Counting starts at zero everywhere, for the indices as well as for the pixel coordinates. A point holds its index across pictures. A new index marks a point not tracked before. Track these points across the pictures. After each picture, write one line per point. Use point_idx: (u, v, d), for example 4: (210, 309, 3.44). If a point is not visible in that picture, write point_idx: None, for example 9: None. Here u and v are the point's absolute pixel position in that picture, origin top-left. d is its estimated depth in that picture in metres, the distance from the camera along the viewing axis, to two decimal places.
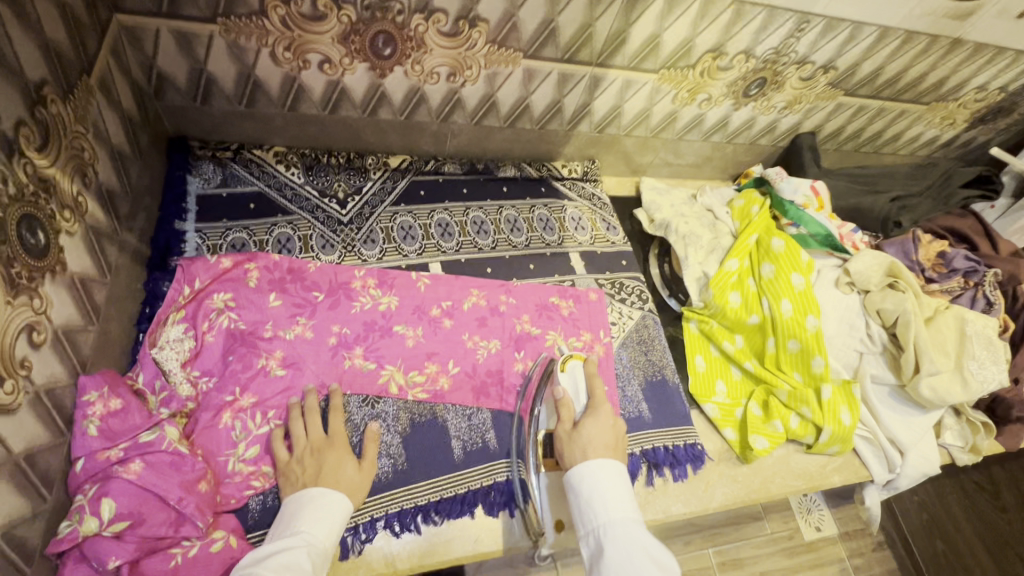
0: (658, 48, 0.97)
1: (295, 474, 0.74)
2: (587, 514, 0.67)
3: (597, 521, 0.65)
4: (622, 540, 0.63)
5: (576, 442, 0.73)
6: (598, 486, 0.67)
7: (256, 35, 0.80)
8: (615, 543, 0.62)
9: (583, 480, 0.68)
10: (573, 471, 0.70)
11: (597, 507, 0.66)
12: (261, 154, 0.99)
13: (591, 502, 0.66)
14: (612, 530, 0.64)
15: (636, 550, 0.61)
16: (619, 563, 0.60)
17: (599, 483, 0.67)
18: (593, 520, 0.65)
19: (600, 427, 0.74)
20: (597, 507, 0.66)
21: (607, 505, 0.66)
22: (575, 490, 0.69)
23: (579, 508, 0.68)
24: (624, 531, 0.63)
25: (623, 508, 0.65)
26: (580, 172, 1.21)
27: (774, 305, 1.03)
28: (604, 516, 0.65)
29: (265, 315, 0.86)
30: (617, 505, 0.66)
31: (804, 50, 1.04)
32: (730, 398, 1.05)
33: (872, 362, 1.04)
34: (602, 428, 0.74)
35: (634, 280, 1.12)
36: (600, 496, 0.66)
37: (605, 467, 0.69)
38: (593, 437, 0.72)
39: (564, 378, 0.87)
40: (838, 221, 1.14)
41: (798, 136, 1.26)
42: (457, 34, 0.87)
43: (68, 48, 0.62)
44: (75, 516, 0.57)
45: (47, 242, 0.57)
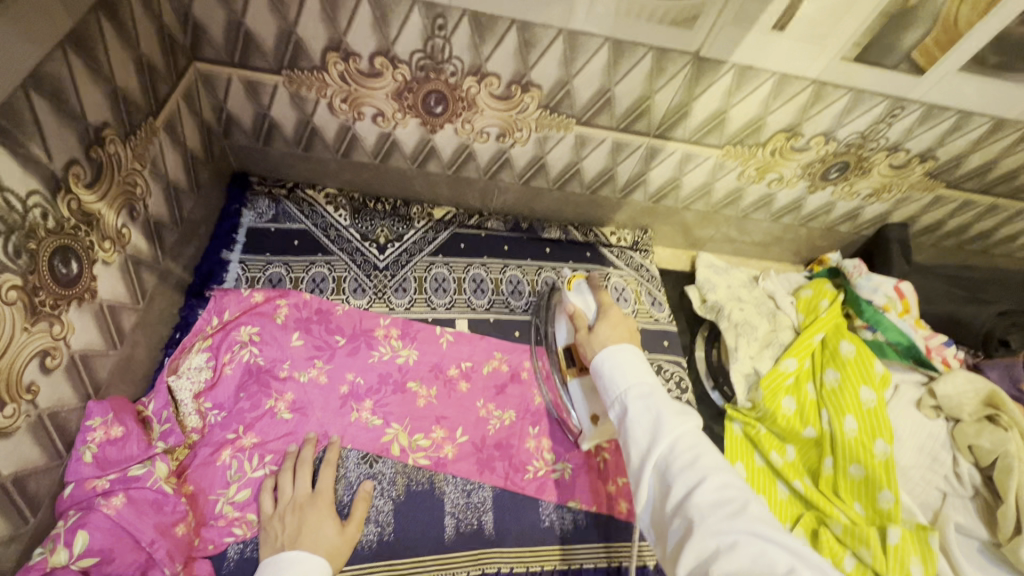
0: (723, 124, 0.90)
1: (275, 531, 0.71)
2: (609, 386, 0.65)
3: (619, 389, 0.63)
4: (644, 398, 0.61)
5: (593, 342, 0.72)
6: (618, 359, 0.65)
7: (316, 87, 0.84)
8: (639, 400, 0.60)
9: (607, 359, 0.66)
10: (598, 357, 0.68)
11: (619, 375, 0.64)
12: (313, 194, 1.02)
13: (613, 374, 0.64)
14: (635, 392, 0.61)
15: (658, 400, 0.60)
16: (644, 413, 0.59)
17: (618, 355, 0.65)
18: (616, 389, 0.63)
19: (613, 325, 0.73)
20: (618, 376, 0.64)
21: (627, 372, 0.64)
22: (599, 368, 0.67)
23: (603, 385, 0.66)
24: (646, 389, 0.61)
25: (643, 372, 0.63)
26: (630, 242, 1.15)
27: (835, 419, 0.90)
28: (624, 382, 0.63)
29: (285, 354, 0.87)
30: (636, 371, 0.63)
31: (897, 137, 0.92)
32: (772, 519, 0.90)
33: (957, 505, 0.86)
34: (615, 325, 0.73)
35: (675, 363, 1.02)
36: (621, 366, 0.64)
37: (624, 347, 0.66)
38: (608, 333, 0.71)
39: (570, 295, 0.84)
40: (926, 330, 0.98)
41: (886, 227, 1.12)
42: (508, 97, 0.85)
43: (139, 94, 0.68)
44: (49, 544, 0.57)
45: (79, 272, 0.61)
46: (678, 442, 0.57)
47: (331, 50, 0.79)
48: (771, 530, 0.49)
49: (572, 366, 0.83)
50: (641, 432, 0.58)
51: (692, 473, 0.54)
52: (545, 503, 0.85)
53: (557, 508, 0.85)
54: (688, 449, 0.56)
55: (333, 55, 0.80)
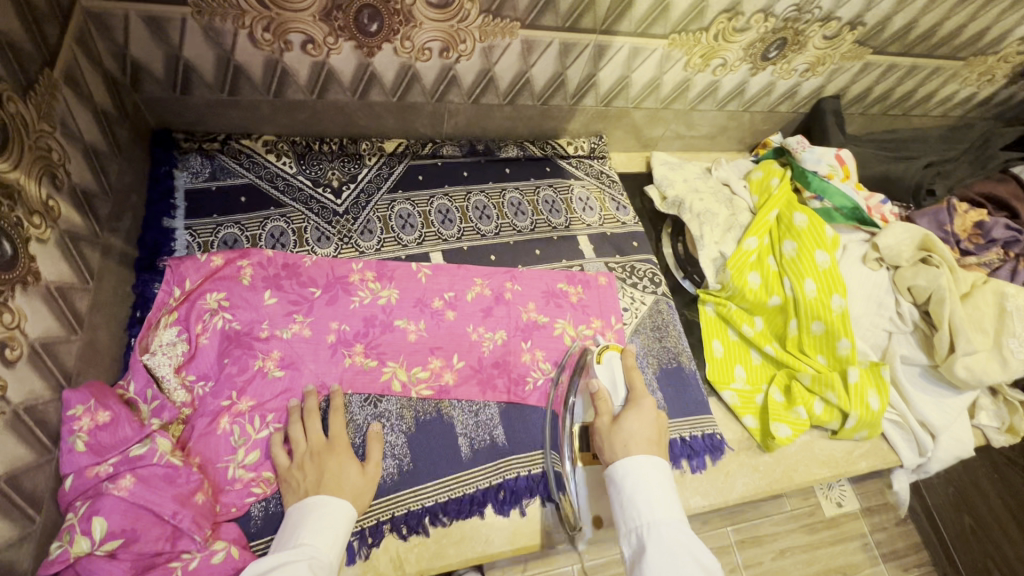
0: (668, 10, 0.89)
1: (297, 480, 0.71)
2: (629, 513, 0.63)
3: (640, 520, 0.61)
4: (668, 542, 0.58)
5: (616, 437, 0.69)
6: (643, 480, 0.64)
7: (232, 16, 0.75)
8: (660, 542, 0.59)
9: (627, 476, 0.64)
10: (616, 465, 0.66)
11: (641, 504, 0.62)
12: (249, 143, 0.94)
13: (635, 499, 0.63)
14: (657, 530, 0.60)
15: (682, 550, 0.58)
16: (665, 562, 0.57)
17: (641, 477, 0.64)
18: (637, 518, 0.62)
19: (642, 422, 0.70)
20: (641, 504, 0.62)
21: (653, 504, 0.62)
22: (617, 480, 0.65)
23: (620, 506, 0.64)
24: (671, 531, 0.60)
25: (669, 509, 0.62)
26: (588, 149, 1.14)
27: (796, 285, 0.96)
28: (648, 514, 0.61)
29: (261, 314, 0.83)
30: (664, 505, 0.62)
31: (829, 5, 0.95)
32: (750, 383, 0.99)
33: (902, 340, 0.98)
34: (645, 422, 0.70)
35: (647, 262, 1.06)
36: (645, 494, 0.62)
37: (648, 466, 0.65)
38: (636, 431, 0.68)
39: (599, 369, 0.82)
40: (865, 192, 1.07)
41: (820, 101, 1.18)
42: (447, 5, 0.80)
43: (25, 39, 0.58)
44: (65, 536, 0.55)
45: (14, 252, 0.54)
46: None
47: None
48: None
49: (586, 454, 0.81)
50: None
51: None
52: (550, 408, 0.88)
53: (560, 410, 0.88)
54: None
55: None
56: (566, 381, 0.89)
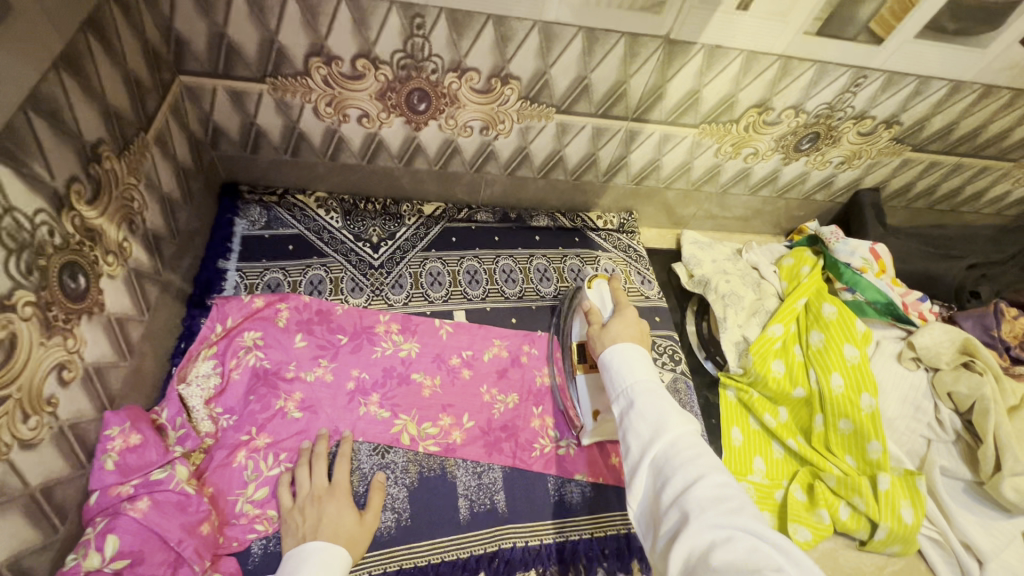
0: (698, 103, 0.94)
1: (294, 524, 0.73)
2: (615, 379, 0.64)
3: (625, 382, 0.62)
4: (651, 393, 0.60)
5: (604, 337, 0.71)
6: (627, 354, 0.64)
7: (301, 92, 0.86)
8: (645, 394, 0.59)
9: (615, 355, 0.65)
10: (605, 353, 0.67)
11: (625, 369, 0.63)
12: (304, 199, 1.05)
13: (620, 368, 0.63)
14: (640, 386, 0.60)
15: (663, 398, 0.59)
16: (648, 407, 0.58)
17: (626, 352, 0.65)
18: (622, 382, 0.62)
19: (625, 324, 0.72)
20: (626, 371, 0.63)
21: (634, 369, 0.63)
22: (606, 362, 0.66)
23: (608, 377, 0.65)
24: (653, 385, 0.60)
25: (651, 370, 0.63)
26: (617, 224, 1.18)
27: (822, 378, 0.94)
28: (632, 376, 0.62)
29: (290, 356, 0.89)
30: (645, 368, 0.63)
31: (862, 105, 0.96)
32: (769, 477, 0.94)
33: (942, 451, 0.92)
34: (627, 324, 0.72)
35: (668, 338, 1.06)
36: (629, 361, 0.63)
37: (633, 347, 0.65)
38: (620, 332, 0.70)
39: (590, 293, 0.89)
40: (902, 288, 1.03)
41: (858, 192, 1.17)
42: (489, 91, 0.88)
43: (129, 109, 0.69)
44: (81, 549, 0.59)
45: (87, 286, 0.62)
46: (680, 438, 0.56)
47: (314, 55, 0.81)
48: (770, 533, 0.48)
49: (584, 362, 0.88)
50: (643, 423, 0.57)
51: (693, 470, 0.53)
52: (554, 477, 0.88)
53: (563, 482, 0.88)
54: (688, 447, 0.55)
55: (315, 60, 0.82)
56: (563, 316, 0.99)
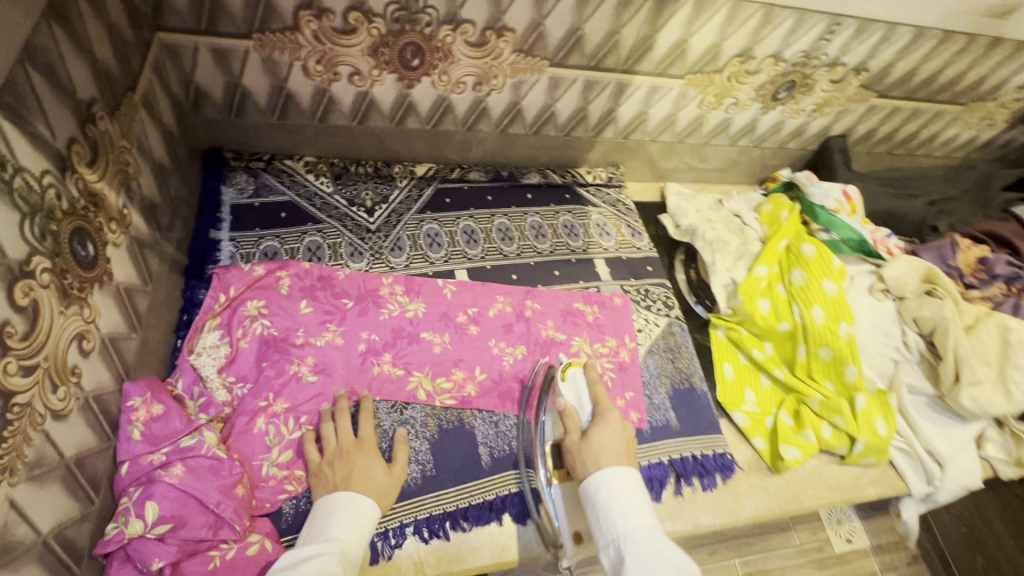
0: (685, 53, 0.96)
1: (327, 476, 0.75)
2: (606, 525, 0.65)
3: (617, 530, 0.63)
4: (644, 550, 0.61)
5: (586, 453, 0.72)
6: (617, 494, 0.66)
7: (289, 49, 0.83)
8: (636, 551, 0.61)
9: (601, 487, 0.67)
10: (589, 481, 0.69)
11: (617, 515, 0.64)
12: (292, 164, 1.02)
13: (611, 512, 0.65)
14: (633, 540, 0.62)
15: (659, 556, 0.59)
16: (644, 570, 0.58)
17: (617, 491, 0.67)
18: (614, 530, 0.64)
19: (610, 434, 0.73)
20: (617, 516, 0.65)
21: (627, 514, 0.64)
22: (593, 500, 0.68)
23: (597, 519, 0.66)
24: (647, 539, 0.62)
25: (644, 518, 0.64)
26: (605, 178, 1.20)
27: (805, 312, 1.01)
28: (624, 524, 0.63)
29: (297, 322, 0.88)
30: (638, 515, 0.64)
31: (835, 52, 1.01)
32: (760, 406, 1.02)
33: (908, 370, 1.01)
34: (612, 434, 0.73)
35: (660, 286, 1.11)
36: (620, 504, 0.65)
37: (623, 476, 0.68)
38: (604, 444, 0.72)
39: (565, 387, 0.85)
40: (872, 226, 1.12)
41: (827, 139, 1.24)
42: (483, 44, 0.87)
43: (116, 68, 0.66)
44: (121, 518, 0.59)
45: (96, 253, 0.60)
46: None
47: (304, 8, 0.78)
48: None
49: (560, 469, 0.83)
50: None
51: None
52: None
53: None
54: None
55: (305, 13, 0.79)
56: (536, 398, 0.89)
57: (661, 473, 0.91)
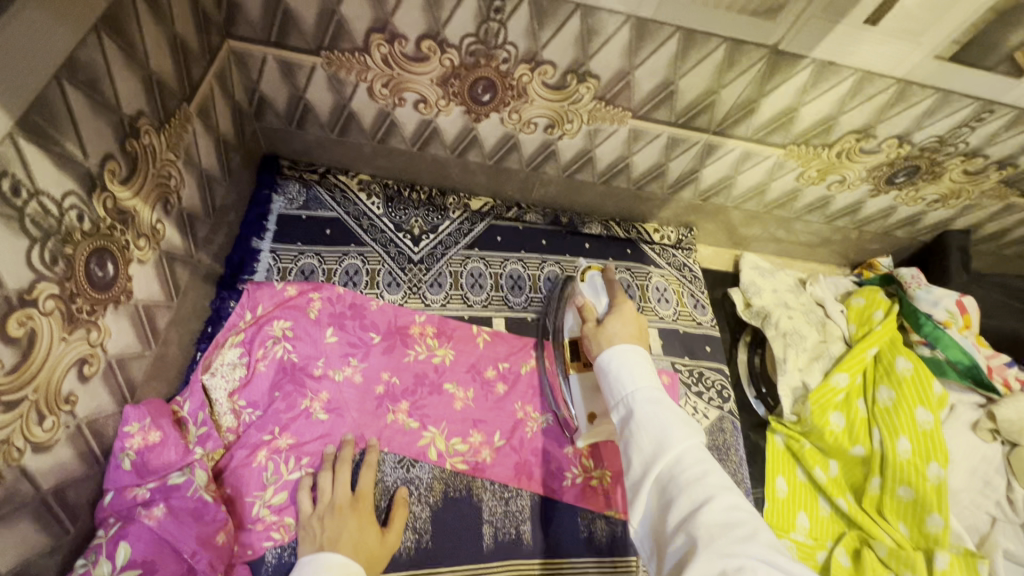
0: (792, 123, 0.83)
1: (314, 533, 0.69)
2: (616, 386, 0.60)
3: (626, 390, 0.59)
4: (653, 402, 0.56)
5: (601, 336, 0.67)
6: (627, 358, 0.61)
7: (356, 70, 0.78)
8: (646, 404, 0.56)
9: (612, 357, 0.62)
10: (603, 355, 0.64)
11: (626, 375, 0.59)
12: (345, 179, 0.98)
13: (620, 372, 0.60)
14: (643, 395, 0.57)
15: (666, 409, 0.55)
16: (650, 421, 0.55)
17: (627, 354, 0.61)
18: (623, 389, 0.59)
19: (624, 321, 0.68)
20: (626, 376, 0.60)
21: (636, 373, 0.59)
22: (604, 366, 0.62)
23: (607, 383, 0.62)
24: (656, 394, 0.57)
25: (654, 378, 0.59)
26: (674, 238, 1.09)
27: (887, 439, 0.86)
28: (633, 383, 0.58)
29: (319, 351, 0.84)
30: (648, 374, 0.59)
31: (978, 143, 0.85)
32: (814, 536, 0.88)
33: (1009, 533, 0.82)
34: (626, 321, 0.68)
35: (717, 371, 0.99)
36: (630, 366, 0.60)
37: (632, 347, 0.62)
38: (619, 330, 0.67)
39: (582, 286, 0.80)
40: (987, 349, 0.93)
41: (945, 233, 1.06)
42: (562, 87, 0.79)
43: (173, 77, 0.63)
44: (91, 556, 0.55)
45: (115, 274, 0.57)
46: (685, 453, 0.52)
47: (376, 31, 0.73)
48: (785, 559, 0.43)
49: (577, 361, 0.79)
50: (645, 437, 0.54)
51: (699, 488, 0.48)
52: (585, 511, 0.82)
53: (593, 518, 0.82)
54: (694, 463, 0.51)
55: (377, 37, 0.74)
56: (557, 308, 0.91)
57: None
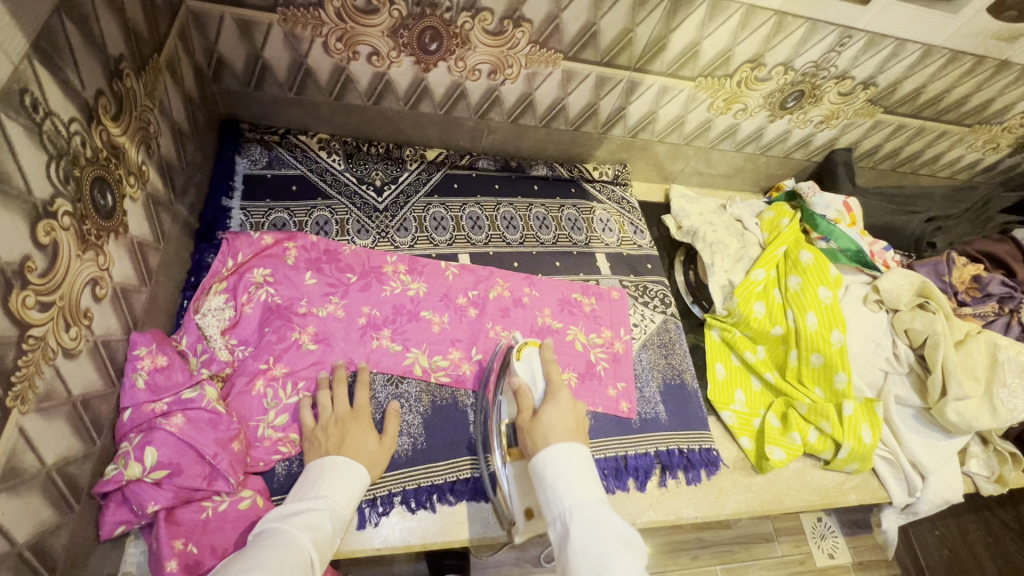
0: (697, 56, 0.98)
1: (320, 441, 0.76)
2: (553, 499, 0.62)
3: (564, 504, 0.60)
4: (590, 522, 0.58)
5: (536, 430, 0.69)
6: (564, 468, 0.63)
7: (312, 25, 0.85)
8: (583, 524, 0.58)
9: (550, 466, 0.64)
10: (539, 455, 0.66)
11: (564, 489, 0.61)
12: (305, 139, 1.04)
13: (557, 486, 0.62)
14: (580, 514, 0.59)
15: (605, 530, 0.57)
16: (589, 546, 0.56)
17: (564, 462, 0.63)
18: (560, 503, 0.61)
19: (559, 413, 0.71)
20: (564, 490, 0.61)
21: (574, 488, 0.61)
22: (541, 475, 0.64)
23: (545, 495, 0.63)
24: (593, 512, 0.59)
25: (593, 492, 0.61)
26: (611, 175, 1.22)
27: (798, 317, 1.03)
28: (571, 498, 0.60)
29: (301, 292, 0.90)
30: (587, 486, 0.61)
31: (845, 65, 1.03)
32: (749, 406, 1.04)
33: (897, 382, 1.02)
34: (562, 413, 0.71)
35: (659, 284, 1.13)
36: (568, 478, 0.62)
37: (570, 449, 0.65)
38: (554, 423, 0.69)
39: (519, 366, 0.84)
40: (869, 238, 1.13)
41: (832, 152, 1.26)
42: (501, 33, 0.90)
43: (144, 28, 0.68)
44: (121, 460, 0.61)
45: (113, 204, 0.62)
46: None
47: None
48: None
49: (513, 448, 0.79)
50: (582, 562, 0.55)
51: None
52: None
53: None
54: None
55: None
56: (493, 382, 0.88)
57: (646, 464, 0.92)
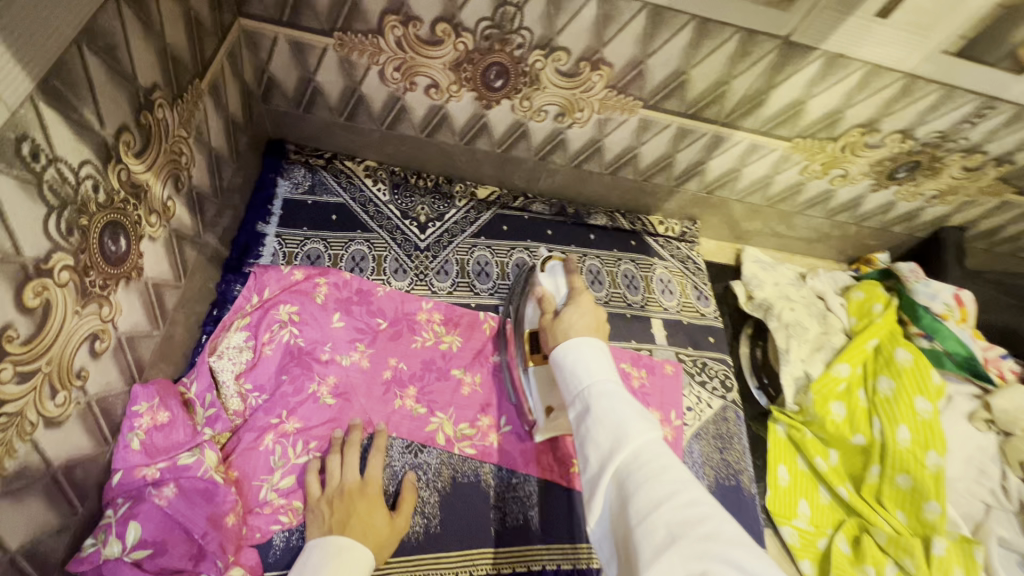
0: (799, 115, 0.85)
1: (323, 515, 0.68)
2: (572, 381, 0.57)
3: (582, 385, 0.56)
4: (610, 396, 0.53)
5: (558, 328, 0.65)
6: (584, 353, 0.58)
7: (369, 52, 0.78)
8: (602, 397, 0.53)
9: (569, 353, 0.59)
10: (559, 350, 0.61)
11: (582, 370, 0.57)
12: (352, 165, 0.97)
13: (576, 369, 0.57)
14: (598, 389, 0.54)
15: (622, 402, 0.52)
16: (607, 415, 0.51)
17: (583, 350, 0.59)
18: (579, 384, 0.56)
19: (581, 312, 0.67)
20: (582, 372, 0.57)
21: (593, 368, 0.56)
22: (560, 364, 0.60)
23: (564, 381, 0.59)
24: (613, 388, 0.54)
25: (613, 372, 0.56)
26: (678, 232, 1.10)
27: (887, 428, 0.87)
28: (589, 378, 0.55)
29: (326, 336, 0.83)
30: (606, 368, 0.56)
31: (978, 139, 0.86)
32: (815, 524, 0.89)
33: (1002, 520, 0.84)
34: (584, 313, 0.67)
35: (720, 362, 1.00)
36: (586, 361, 0.57)
37: (589, 341, 0.60)
38: (576, 320, 0.65)
39: (542, 276, 0.80)
40: (982, 341, 0.97)
41: (942, 230, 1.08)
42: (575, 75, 0.79)
43: (186, 51, 0.62)
44: (101, 535, 0.54)
45: (127, 249, 0.56)
46: (642, 447, 0.48)
47: (391, 13, 0.73)
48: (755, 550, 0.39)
49: (536, 353, 0.78)
50: (601, 429, 0.50)
51: (658, 484, 0.44)
52: None
53: None
54: (652, 457, 0.47)
55: (392, 18, 0.74)
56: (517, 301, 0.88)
57: None
